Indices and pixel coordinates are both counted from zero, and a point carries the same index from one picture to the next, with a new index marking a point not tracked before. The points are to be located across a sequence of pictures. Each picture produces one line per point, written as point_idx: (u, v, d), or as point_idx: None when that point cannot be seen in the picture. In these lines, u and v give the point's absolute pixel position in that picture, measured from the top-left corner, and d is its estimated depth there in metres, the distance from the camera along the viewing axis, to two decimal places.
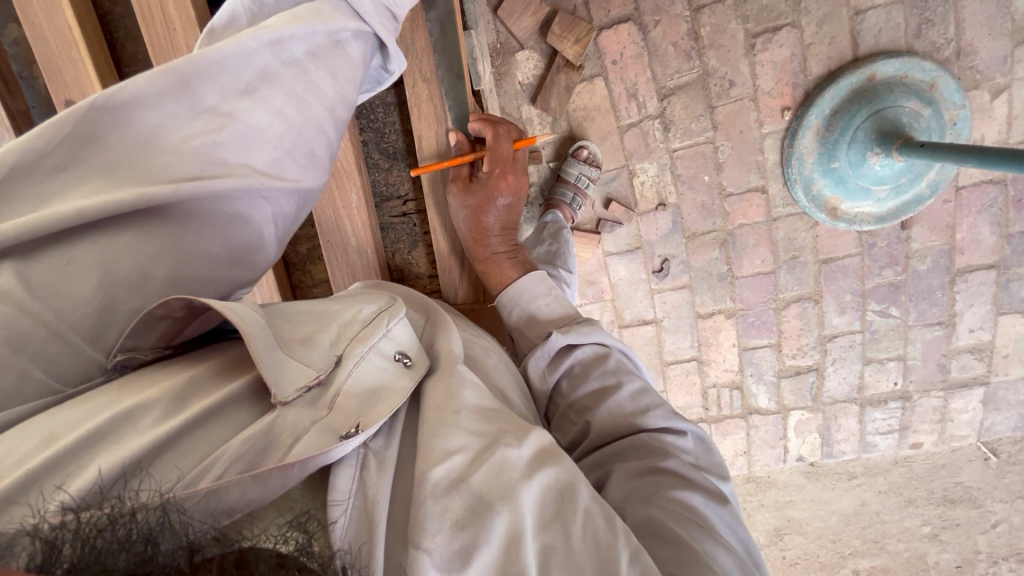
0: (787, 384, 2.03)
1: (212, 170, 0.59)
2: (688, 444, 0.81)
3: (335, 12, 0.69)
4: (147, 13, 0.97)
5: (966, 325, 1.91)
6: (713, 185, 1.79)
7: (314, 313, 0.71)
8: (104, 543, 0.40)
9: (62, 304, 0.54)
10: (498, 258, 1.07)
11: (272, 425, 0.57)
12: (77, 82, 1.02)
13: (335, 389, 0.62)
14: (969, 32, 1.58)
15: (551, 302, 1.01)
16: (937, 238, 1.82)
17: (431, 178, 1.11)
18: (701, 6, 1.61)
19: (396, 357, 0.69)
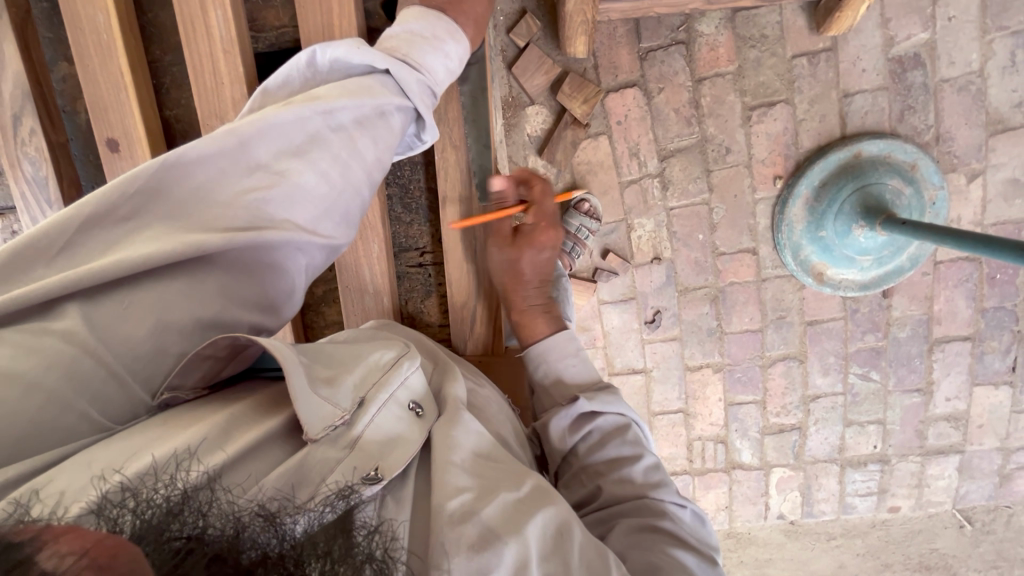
0: (770, 440, 2.07)
1: (261, 225, 0.64)
2: (687, 514, 0.83)
3: (383, 89, 0.74)
4: (197, 69, 0.93)
5: (942, 393, 1.98)
6: (707, 244, 1.86)
7: (337, 355, 0.74)
8: (161, 517, 0.43)
9: (118, 344, 0.58)
10: (530, 319, 1.02)
11: (303, 461, 0.60)
12: (121, 123, 0.96)
13: (358, 432, 0.65)
14: (948, 120, 1.70)
15: (578, 365, 0.97)
16: (916, 307, 1.89)
17: (453, 236, 1.04)
18: (703, 78, 1.71)
19: (411, 406, 0.74)
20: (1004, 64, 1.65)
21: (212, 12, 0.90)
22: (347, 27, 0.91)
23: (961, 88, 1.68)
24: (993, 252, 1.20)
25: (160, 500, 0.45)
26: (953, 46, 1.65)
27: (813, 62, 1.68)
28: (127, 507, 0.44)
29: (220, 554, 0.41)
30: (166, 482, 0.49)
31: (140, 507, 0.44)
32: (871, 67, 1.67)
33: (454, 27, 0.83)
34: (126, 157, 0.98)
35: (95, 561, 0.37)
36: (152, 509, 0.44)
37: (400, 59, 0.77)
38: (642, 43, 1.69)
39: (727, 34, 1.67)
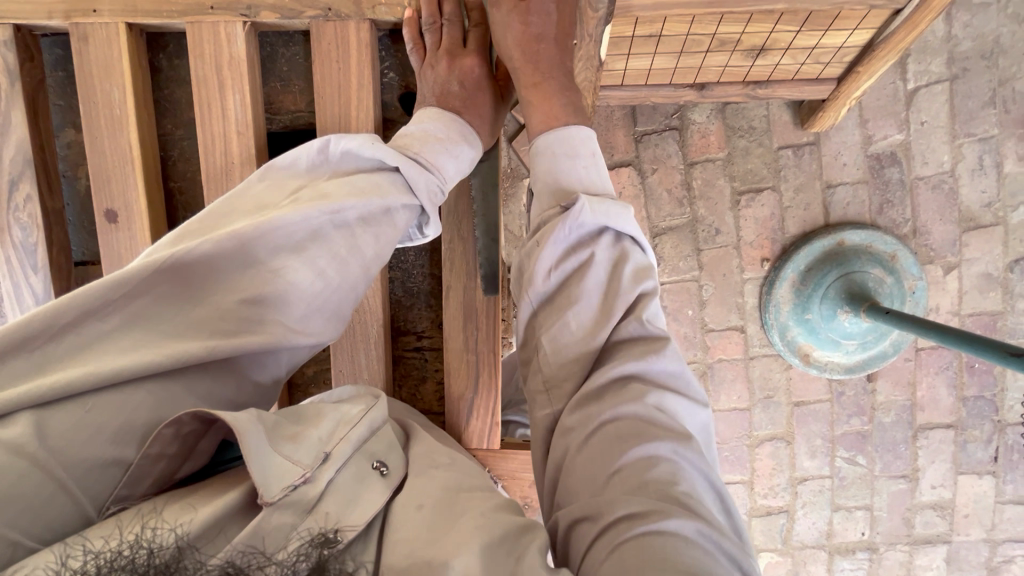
0: (758, 523, 2.03)
1: (247, 329, 0.63)
2: (670, 371, 0.68)
3: (392, 186, 0.74)
4: (208, 149, 0.93)
5: (928, 481, 1.96)
6: (696, 320, 1.88)
7: (301, 410, 0.66)
8: None
9: (71, 453, 0.53)
10: (533, 114, 0.86)
11: (256, 530, 0.53)
12: (122, 194, 0.94)
13: (316, 492, 0.57)
14: (924, 215, 1.79)
15: (589, 167, 0.80)
16: (900, 393, 1.91)
17: (452, 322, 0.99)
18: (694, 162, 1.78)
19: (374, 465, 0.66)
20: (974, 166, 1.76)
21: (230, 94, 0.92)
22: (364, 118, 0.93)
23: (935, 185, 1.77)
24: (976, 351, 1.20)
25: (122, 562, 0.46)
26: (927, 148, 1.75)
27: (798, 153, 1.77)
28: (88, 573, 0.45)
29: None
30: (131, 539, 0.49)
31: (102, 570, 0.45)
32: (851, 162, 1.77)
33: (468, 132, 0.86)
34: (123, 226, 0.95)
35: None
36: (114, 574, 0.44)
37: (411, 156, 0.79)
38: (637, 127, 1.76)
39: (718, 123, 1.76)
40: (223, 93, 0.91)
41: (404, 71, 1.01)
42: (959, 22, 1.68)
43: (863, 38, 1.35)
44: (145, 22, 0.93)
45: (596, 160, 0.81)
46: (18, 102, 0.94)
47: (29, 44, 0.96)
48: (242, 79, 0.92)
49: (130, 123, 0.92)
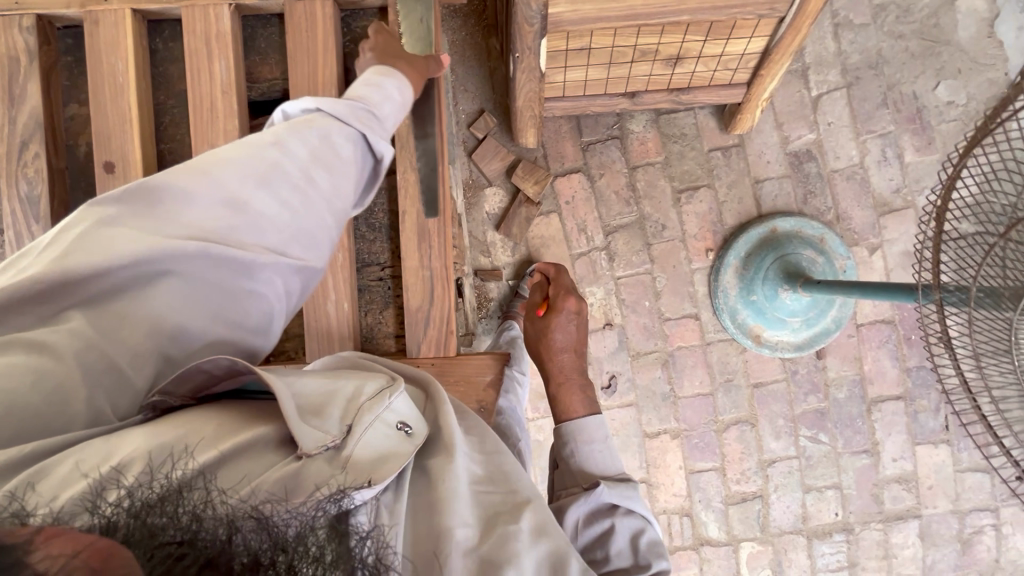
0: (734, 511, 2.06)
1: (227, 236, 0.78)
2: (652, 544, 0.99)
3: (328, 121, 0.92)
4: (197, 107, 1.08)
5: (889, 454, 2.05)
6: (654, 310, 2.01)
7: (327, 386, 0.83)
8: (154, 517, 0.50)
9: (119, 344, 0.69)
10: (562, 402, 1.20)
11: (298, 472, 0.68)
12: (120, 148, 1.07)
13: (346, 450, 0.74)
14: (844, 203, 2.00)
15: (604, 452, 1.12)
16: (849, 368, 2.03)
17: (408, 242, 1.12)
18: (637, 166, 1.99)
19: (399, 427, 0.82)
20: (879, 158, 2.00)
21: (216, 61, 1.08)
22: (329, 77, 1.10)
23: (849, 176, 2.00)
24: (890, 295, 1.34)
25: (155, 501, 0.52)
26: (836, 144, 2.00)
27: (726, 154, 1.99)
28: (122, 506, 0.51)
29: (211, 560, 0.48)
30: (165, 482, 0.56)
31: (133, 508, 0.51)
32: (774, 159, 2.00)
33: (388, 70, 1.03)
34: (120, 177, 1.08)
35: (85, 563, 0.43)
36: (148, 510, 0.51)
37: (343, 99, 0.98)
38: (583, 138, 1.98)
39: (654, 132, 1.99)
40: (210, 59, 1.07)
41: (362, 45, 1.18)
42: (845, 40, 1.99)
43: (760, 45, 1.60)
44: (147, 8, 1.09)
45: (613, 442, 1.13)
46: (34, 76, 1.08)
47: (45, 29, 1.11)
48: (227, 49, 1.08)
49: (131, 89, 1.07)
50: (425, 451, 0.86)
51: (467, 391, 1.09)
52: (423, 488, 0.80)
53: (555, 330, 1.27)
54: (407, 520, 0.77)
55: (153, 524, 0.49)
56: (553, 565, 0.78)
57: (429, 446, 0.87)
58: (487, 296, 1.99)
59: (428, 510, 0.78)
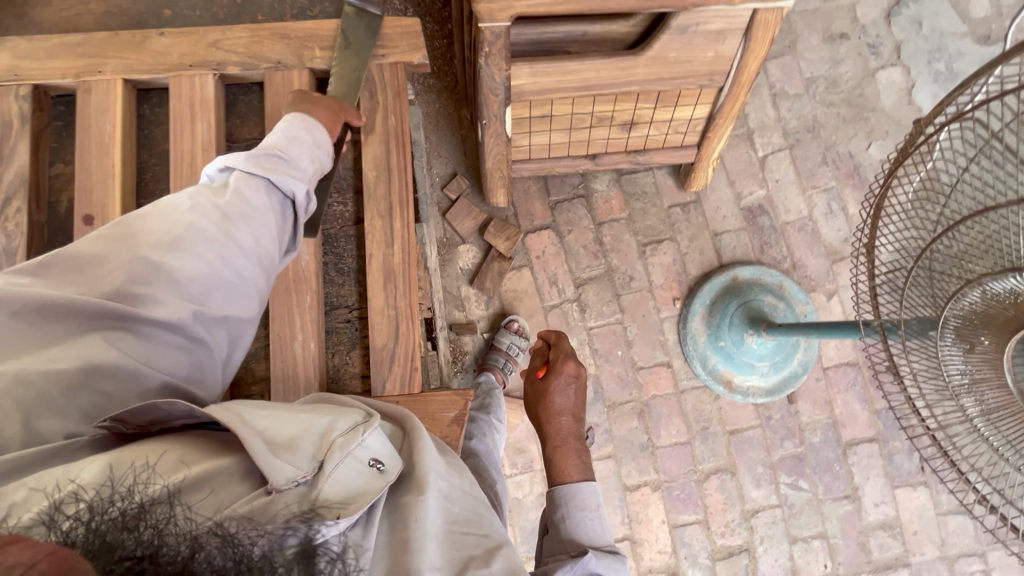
0: (722, 567, 1.99)
1: (147, 295, 0.85)
2: None
3: (244, 180, 0.99)
4: (177, 163, 1.15)
5: (869, 498, 2.04)
6: (626, 359, 2.05)
7: (301, 416, 0.84)
8: (116, 532, 0.56)
9: (53, 373, 0.77)
10: (560, 462, 1.22)
11: (266, 505, 0.71)
12: (101, 201, 1.13)
13: (316, 489, 0.75)
14: (798, 251, 2.13)
15: (595, 521, 1.13)
16: (820, 411, 2.06)
17: (374, 282, 1.18)
18: (602, 222, 2.10)
19: (372, 463, 0.84)
20: (825, 211, 2.16)
21: (198, 123, 1.17)
22: None
23: (800, 228, 2.14)
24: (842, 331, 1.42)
25: (119, 515, 0.58)
26: (785, 199, 2.16)
27: (685, 210, 2.13)
28: (82, 522, 0.57)
29: None
30: (127, 497, 0.62)
31: (94, 523, 0.57)
32: (729, 214, 2.14)
33: (307, 122, 1.11)
34: (98, 228, 1.12)
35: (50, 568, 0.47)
36: (107, 525, 0.56)
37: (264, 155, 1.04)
38: (551, 197, 2.10)
39: (616, 191, 2.12)
40: (193, 120, 1.15)
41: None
42: (783, 107, 2.20)
43: (704, 111, 1.77)
44: (137, 78, 1.19)
45: (606, 512, 1.14)
46: (24, 138, 1.15)
47: (41, 98, 1.19)
48: (210, 112, 1.18)
49: (116, 147, 1.14)
50: (399, 488, 0.87)
51: (431, 425, 1.11)
52: (395, 527, 0.81)
53: (554, 390, 1.27)
54: (379, 562, 0.78)
55: (114, 537, 0.55)
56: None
57: (404, 482, 0.88)
58: (461, 350, 2.01)
59: (398, 555, 0.78)
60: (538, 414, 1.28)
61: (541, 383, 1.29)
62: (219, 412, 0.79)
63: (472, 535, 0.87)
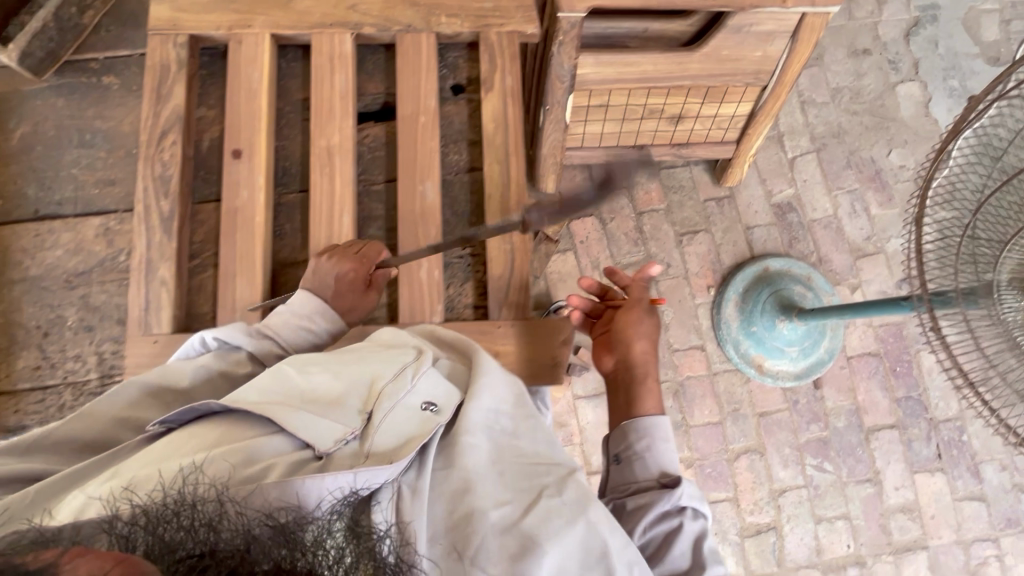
0: (750, 544, 2.07)
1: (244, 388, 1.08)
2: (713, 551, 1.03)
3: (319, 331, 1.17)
4: (318, 110, 1.28)
5: (890, 482, 2.14)
6: (663, 341, 2.16)
7: (350, 373, 0.94)
8: (173, 531, 0.60)
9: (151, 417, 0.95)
10: (646, 397, 1.19)
11: (321, 465, 0.80)
12: (248, 139, 1.24)
13: (367, 443, 0.85)
14: (824, 247, 2.27)
15: (669, 452, 1.12)
16: (844, 398, 2.18)
17: (492, 217, 1.29)
18: (643, 212, 2.23)
19: (424, 406, 0.93)
20: (849, 211, 2.30)
21: (337, 76, 1.30)
22: (428, 90, 1.31)
23: (826, 225, 2.29)
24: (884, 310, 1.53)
25: (173, 514, 0.62)
26: (812, 199, 2.30)
27: (719, 204, 2.26)
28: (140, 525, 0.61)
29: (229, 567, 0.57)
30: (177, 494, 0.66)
31: (152, 522, 0.61)
32: (761, 209, 2.28)
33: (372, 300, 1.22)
34: (244, 162, 1.23)
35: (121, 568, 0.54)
36: (164, 524, 0.61)
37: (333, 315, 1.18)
38: (595, 186, 2.23)
39: (656, 184, 2.26)
40: (334, 72, 1.28)
41: (453, 70, 1.42)
42: (810, 114, 2.37)
43: (747, 108, 1.91)
44: (283, 34, 1.31)
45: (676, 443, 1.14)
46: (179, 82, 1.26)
47: (193, 47, 1.31)
48: (347, 67, 1.30)
49: (264, 92, 1.26)
50: (451, 426, 0.94)
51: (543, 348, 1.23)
52: (449, 465, 0.88)
53: (638, 321, 1.27)
54: (441, 499, 0.85)
55: (173, 539, 0.59)
56: (592, 540, 0.86)
57: (455, 423, 0.95)
58: None
59: (458, 490, 0.85)
60: (618, 345, 1.24)
61: (624, 313, 1.27)
62: (258, 393, 0.88)
63: (533, 466, 0.93)
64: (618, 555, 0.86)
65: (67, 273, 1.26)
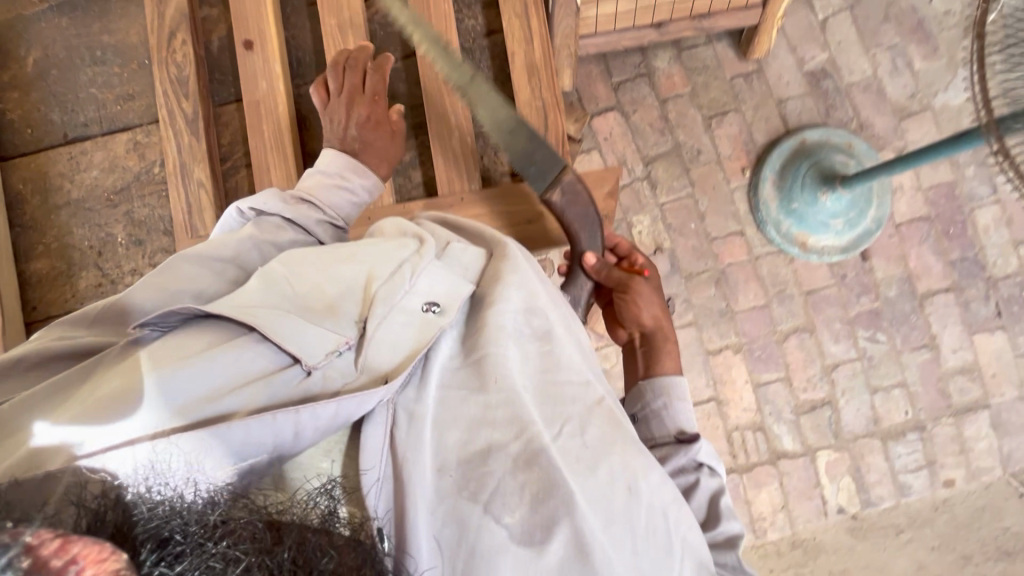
0: (806, 421, 2.08)
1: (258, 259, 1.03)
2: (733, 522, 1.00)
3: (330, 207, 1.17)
4: None
5: (948, 346, 2.09)
6: (700, 231, 2.10)
7: (344, 272, 0.86)
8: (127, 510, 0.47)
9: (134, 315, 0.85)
10: (665, 360, 1.19)
11: (307, 386, 0.75)
12: (257, 30, 1.31)
13: (362, 355, 0.79)
14: (864, 111, 2.13)
15: (688, 413, 1.11)
16: (895, 266, 2.10)
17: (518, 75, 1.35)
18: (667, 98, 2.12)
19: (427, 308, 0.86)
20: (890, 68, 2.14)
21: None
22: None
23: (866, 88, 2.14)
24: (952, 149, 1.43)
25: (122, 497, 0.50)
26: (849, 60, 2.14)
27: (748, 80, 2.13)
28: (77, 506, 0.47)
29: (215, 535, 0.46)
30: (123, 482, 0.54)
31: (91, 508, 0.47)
32: (793, 80, 2.13)
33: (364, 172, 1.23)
34: (256, 52, 1.31)
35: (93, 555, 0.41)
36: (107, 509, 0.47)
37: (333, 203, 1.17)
38: (613, 78, 2.12)
39: (678, 67, 2.13)
40: None
41: None
42: None
43: None
44: None
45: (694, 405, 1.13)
46: None
47: None
48: None
49: None
50: (469, 337, 0.87)
51: None
52: (461, 391, 0.82)
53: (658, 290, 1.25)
54: (449, 428, 0.79)
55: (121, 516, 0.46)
56: (619, 473, 0.81)
57: (473, 333, 0.87)
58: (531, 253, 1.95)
59: (474, 416, 0.80)
60: (637, 310, 1.22)
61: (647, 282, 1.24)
62: (242, 295, 0.80)
63: (558, 389, 0.86)
64: (648, 486, 0.82)
65: (106, 190, 1.39)
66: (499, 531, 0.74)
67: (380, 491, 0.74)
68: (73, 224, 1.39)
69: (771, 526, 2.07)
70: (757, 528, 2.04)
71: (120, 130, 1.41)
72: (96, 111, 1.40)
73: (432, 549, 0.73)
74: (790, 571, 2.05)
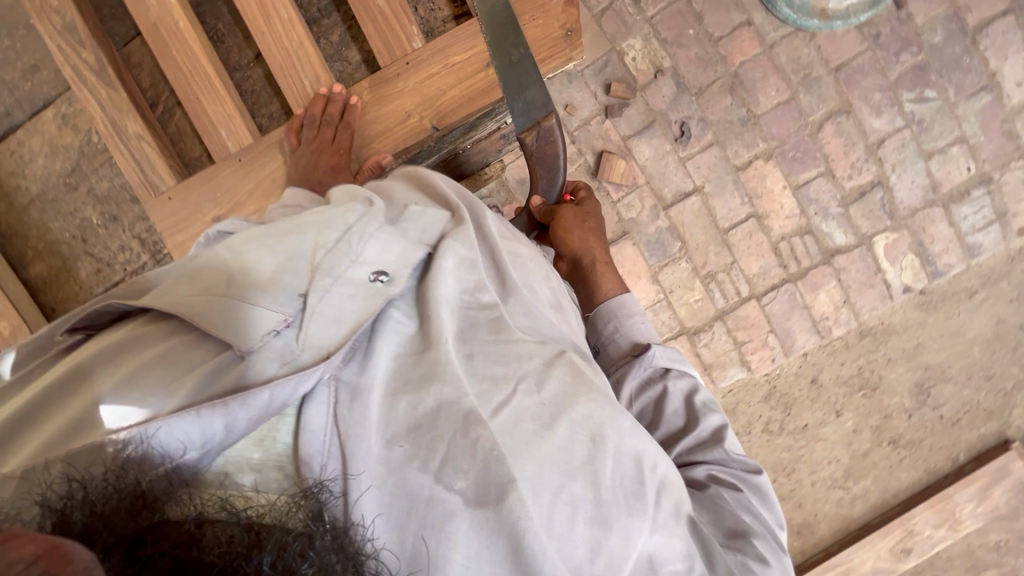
0: (857, 209, 1.94)
1: None
2: (710, 413, 1.14)
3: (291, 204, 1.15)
4: None
5: (1010, 80, 1.86)
6: (701, 36, 1.86)
7: (284, 247, 0.90)
8: (111, 515, 0.55)
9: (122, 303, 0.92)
10: (602, 282, 1.29)
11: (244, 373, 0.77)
12: None
13: (302, 331, 0.82)
14: None
15: (642, 325, 1.24)
16: (937, 6, 1.83)
17: None
18: None
19: (375, 276, 0.91)
20: None
21: None
22: None
23: None
24: None
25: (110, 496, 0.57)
26: None
27: None
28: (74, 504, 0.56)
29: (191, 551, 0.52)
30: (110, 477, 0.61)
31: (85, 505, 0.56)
32: None
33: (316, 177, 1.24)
34: None
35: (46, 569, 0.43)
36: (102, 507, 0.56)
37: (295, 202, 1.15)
38: None
39: None
40: None
41: None
42: None
43: None
44: None
45: (647, 316, 1.26)
46: None
47: None
48: None
49: None
50: (404, 302, 0.94)
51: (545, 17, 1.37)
52: (404, 364, 0.88)
53: (587, 217, 1.31)
54: (392, 402, 0.84)
55: (115, 512, 0.55)
56: (582, 426, 0.88)
57: (410, 299, 0.95)
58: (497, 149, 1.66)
59: (423, 377, 0.86)
60: (571, 239, 1.26)
61: (574, 211, 1.29)
62: (189, 285, 0.85)
63: (511, 348, 0.94)
64: (615, 435, 0.90)
65: (60, 176, 1.82)
66: (450, 498, 0.78)
67: (329, 463, 0.79)
68: (50, 224, 1.84)
69: (835, 323, 2.02)
70: (821, 328, 2.01)
71: (45, 110, 1.81)
72: (14, 97, 1.81)
73: (380, 518, 0.78)
74: (862, 360, 2.06)
